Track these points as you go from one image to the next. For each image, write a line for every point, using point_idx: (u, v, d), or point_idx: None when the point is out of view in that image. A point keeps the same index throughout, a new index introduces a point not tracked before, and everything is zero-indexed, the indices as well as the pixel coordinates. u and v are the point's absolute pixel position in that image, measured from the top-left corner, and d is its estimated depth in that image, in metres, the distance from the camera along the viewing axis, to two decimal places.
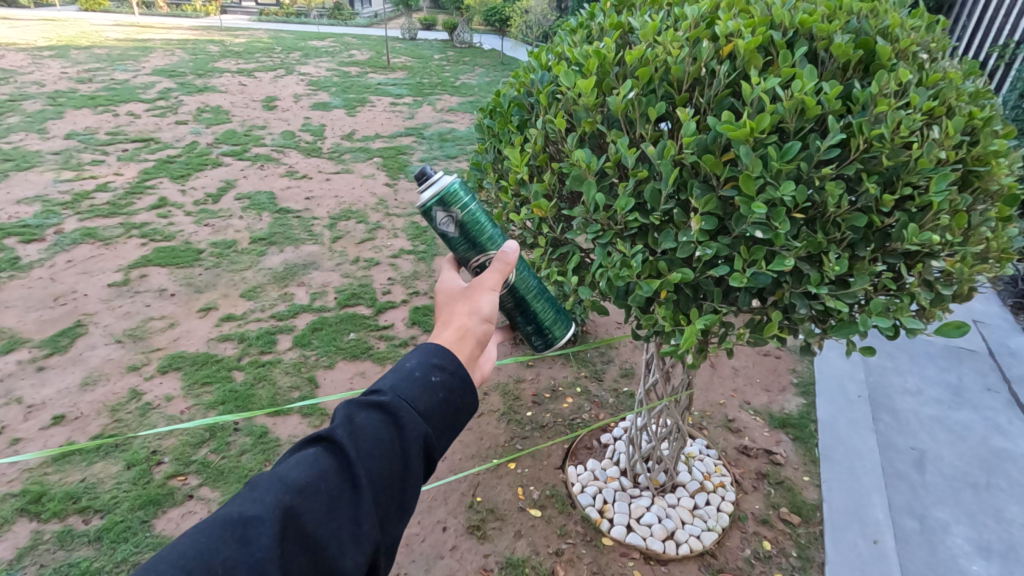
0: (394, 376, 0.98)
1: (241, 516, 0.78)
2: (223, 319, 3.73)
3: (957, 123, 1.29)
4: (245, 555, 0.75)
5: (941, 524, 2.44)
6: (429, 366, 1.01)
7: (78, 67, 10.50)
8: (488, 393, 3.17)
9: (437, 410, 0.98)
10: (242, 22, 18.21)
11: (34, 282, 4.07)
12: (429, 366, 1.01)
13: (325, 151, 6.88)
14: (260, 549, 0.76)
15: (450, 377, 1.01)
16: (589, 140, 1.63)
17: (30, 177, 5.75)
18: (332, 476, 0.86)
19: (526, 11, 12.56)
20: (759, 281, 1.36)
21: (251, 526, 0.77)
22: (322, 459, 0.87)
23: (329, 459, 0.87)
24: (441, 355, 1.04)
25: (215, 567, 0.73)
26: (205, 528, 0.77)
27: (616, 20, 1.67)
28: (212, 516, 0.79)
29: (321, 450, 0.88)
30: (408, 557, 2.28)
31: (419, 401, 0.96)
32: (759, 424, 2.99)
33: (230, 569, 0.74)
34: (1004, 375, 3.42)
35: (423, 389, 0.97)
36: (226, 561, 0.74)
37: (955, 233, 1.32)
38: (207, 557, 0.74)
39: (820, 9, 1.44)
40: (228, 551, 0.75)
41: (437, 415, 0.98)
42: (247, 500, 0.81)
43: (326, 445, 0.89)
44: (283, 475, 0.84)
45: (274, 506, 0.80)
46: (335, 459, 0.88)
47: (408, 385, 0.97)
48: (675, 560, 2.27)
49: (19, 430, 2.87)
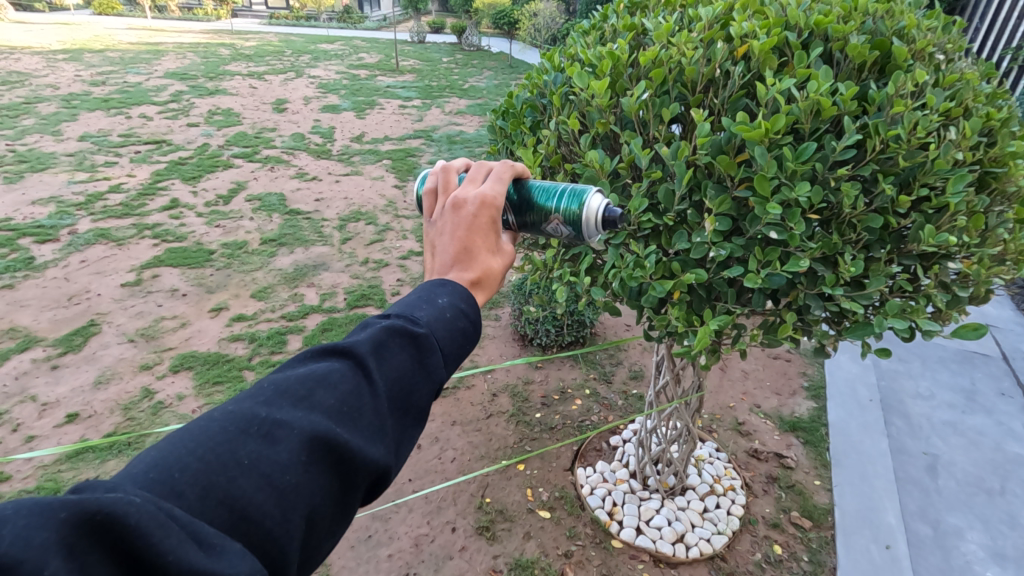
0: (425, 309, 0.93)
1: (268, 415, 0.75)
2: (234, 319, 3.76)
3: (975, 123, 1.27)
4: (270, 454, 0.72)
5: (954, 530, 2.41)
6: (457, 309, 0.95)
7: (92, 69, 10.66)
8: (497, 395, 3.18)
9: (460, 352, 0.93)
10: (253, 25, 18.39)
11: (49, 282, 4.12)
12: (458, 309, 0.95)
13: (334, 153, 6.92)
14: (285, 451, 0.72)
15: (471, 325, 0.96)
16: (602, 141, 1.63)
17: (45, 178, 5.82)
18: (356, 393, 0.81)
19: (535, 14, 12.62)
20: (773, 282, 1.35)
21: (279, 428, 0.74)
22: (347, 376, 0.83)
23: (354, 378, 0.83)
24: (468, 300, 0.97)
25: (241, 459, 0.70)
26: (229, 421, 0.74)
27: (629, 22, 1.68)
28: (235, 412, 0.76)
29: (348, 368, 0.84)
30: (418, 557, 2.28)
31: (446, 341, 0.91)
32: (770, 427, 2.98)
33: (254, 465, 0.70)
34: (1019, 380, 3.38)
35: (450, 330, 0.92)
36: (252, 456, 0.71)
37: (972, 235, 1.30)
38: (232, 448, 0.71)
39: (835, 10, 1.44)
40: (253, 447, 0.72)
41: (459, 356, 0.94)
42: (272, 403, 0.78)
43: (350, 364, 0.85)
44: (308, 385, 0.80)
45: (301, 415, 0.76)
46: (359, 378, 0.83)
47: (437, 322, 0.92)
48: (685, 563, 2.25)
49: (34, 428, 2.90)
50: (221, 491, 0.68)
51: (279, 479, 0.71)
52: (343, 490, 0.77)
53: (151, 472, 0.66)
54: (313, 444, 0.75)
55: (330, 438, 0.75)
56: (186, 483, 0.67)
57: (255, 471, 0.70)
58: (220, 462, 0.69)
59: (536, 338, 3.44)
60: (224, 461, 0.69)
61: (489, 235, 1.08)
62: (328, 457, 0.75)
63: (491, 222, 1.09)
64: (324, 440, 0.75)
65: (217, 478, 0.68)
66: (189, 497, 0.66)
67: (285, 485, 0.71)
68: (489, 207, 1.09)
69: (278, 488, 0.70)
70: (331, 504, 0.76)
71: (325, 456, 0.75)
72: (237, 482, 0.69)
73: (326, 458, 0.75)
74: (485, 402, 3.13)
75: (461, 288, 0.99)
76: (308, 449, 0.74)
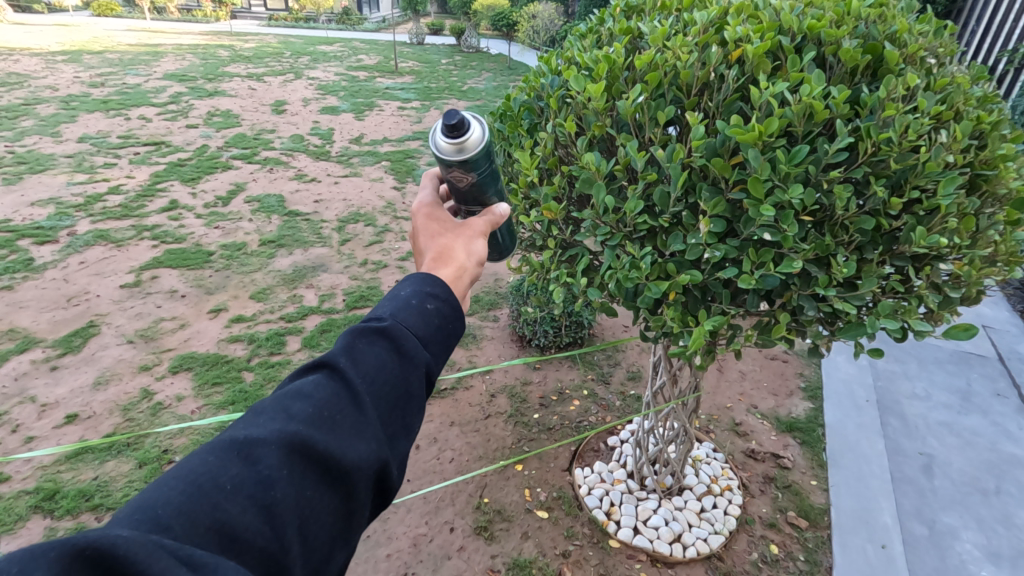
0: (391, 305, 0.95)
1: (245, 438, 0.76)
2: (233, 320, 3.77)
3: (966, 127, 1.29)
4: (252, 472, 0.73)
5: (949, 529, 2.43)
6: (423, 296, 0.98)
7: (92, 70, 10.67)
8: (496, 395, 3.19)
9: (436, 334, 0.95)
10: (251, 27, 18.43)
11: (48, 283, 4.13)
12: (423, 294, 0.98)
13: (333, 154, 6.94)
14: (266, 467, 0.74)
15: (443, 304, 0.98)
16: (599, 143, 1.65)
17: (44, 179, 5.82)
18: (334, 397, 0.83)
19: (533, 15, 12.64)
20: (767, 283, 1.37)
21: (257, 446, 0.76)
22: (323, 383, 0.85)
23: (330, 384, 0.85)
24: (433, 283, 1.01)
25: (224, 484, 0.71)
26: (211, 449, 0.75)
27: (625, 25, 1.70)
28: (215, 441, 0.77)
29: (323, 376, 0.86)
30: (416, 557, 2.29)
31: (418, 328, 0.93)
32: (767, 428, 2.99)
33: (238, 486, 0.72)
34: (1015, 380, 3.40)
35: (420, 316, 0.94)
36: (234, 479, 0.72)
37: (963, 237, 1.32)
38: (214, 475, 0.72)
39: (828, 14, 1.46)
40: (234, 470, 0.73)
41: (436, 339, 0.96)
42: (252, 425, 0.79)
43: (326, 371, 0.87)
44: (284, 401, 0.82)
45: (278, 430, 0.78)
46: (335, 383, 0.85)
47: (406, 313, 0.94)
48: (682, 563, 2.27)
49: (33, 429, 2.91)
50: (207, 517, 0.68)
51: (264, 496, 0.73)
52: (337, 494, 0.79)
53: (133, 512, 0.67)
54: (293, 456, 0.77)
55: (308, 447, 0.77)
56: (170, 516, 0.67)
57: (240, 492, 0.71)
58: (202, 489, 0.70)
59: (535, 340, 3.46)
60: (206, 489, 0.70)
61: (433, 226, 1.16)
62: (312, 465, 0.77)
63: (428, 220, 1.17)
64: (303, 449, 0.77)
65: (202, 505, 0.69)
66: (175, 529, 0.66)
67: (271, 502, 0.73)
68: (421, 210, 1.20)
69: (265, 502, 0.72)
70: (329, 510, 0.78)
71: (307, 462, 0.77)
72: (222, 505, 0.70)
73: (308, 467, 0.77)
74: (484, 403, 3.14)
75: (419, 274, 1.02)
76: (290, 460, 0.76)
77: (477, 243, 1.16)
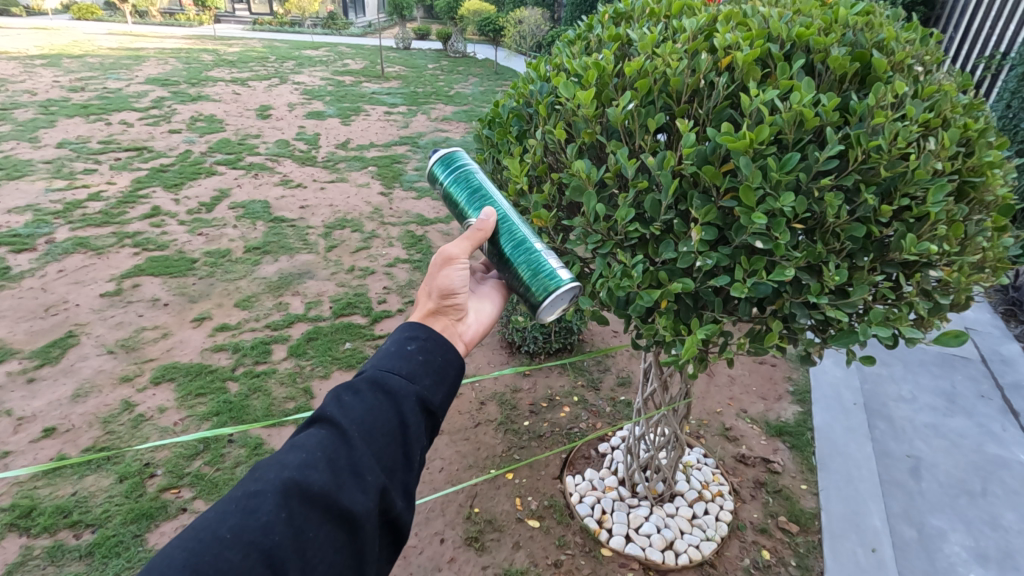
0: (376, 356, 1.06)
1: (244, 493, 0.83)
2: (217, 329, 3.71)
3: (953, 134, 1.30)
4: (251, 520, 0.80)
5: (938, 532, 2.44)
6: (404, 340, 1.09)
7: (71, 75, 10.47)
8: (485, 403, 3.16)
9: (420, 367, 1.05)
10: (235, 31, 18.32)
11: (25, 292, 4.03)
12: (404, 339, 1.09)
13: (320, 159, 6.89)
14: (265, 513, 0.81)
15: (425, 341, 1.09)
16: (588, 151, 1.62)
17: (21, 185, 5.70)
18: (327, 440, 0.91)
19: (520, 21, 12.80)
20: (759, 291, 1.35)
21: (255, 497, 0.83)
22: (314, 433, 0.93)
23: (322, 431, 0.93)
24: (416, 329, 1.12)
25: (224, 535, 0.78)
26: (215, 507, 0.83)
27: (614, 32, 1.68)
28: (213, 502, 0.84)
29: (316, 429, 0.94)
30: (405, 570, 2.26)
31: (402, 367, 1.03)
32: (756, 432, 3.00)
33: (238, 536, 0.78)
34: (997, 382, 3.45)
35: (405, 359, 1.05)
36: (235, 528, 0.79)
37: (953, 243, 1.32)
38: (215, 528, 0.79)
39: (816, 22, 1.47)
40: (234, 520, 0.80)
41: (422, 373, 1.04)
42: (251, 480, 0.86)
43: (319, 423, 0.95)
44: (282, 453, 0.90)
45: (274, 479, 0.85)
46: (327, 429, 0.93)
47: (389, 359, 1.04)
48: (675, 571, 2.26)
49: (8, 443, 2.82)
50: (211, 568, 0.75)
51: (263, 540, 0.79)
52: (339, 528, 0.85)
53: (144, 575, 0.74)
54: (289, 499, 0.83)
55: (304, 489, 0.84)
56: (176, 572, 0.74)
57: (240, 540, 0.78)
58: (204, 544, 0.77)
59: (524, 346, 3.44)
60: (208, 544, 0.77)
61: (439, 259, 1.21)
62: (308, 504, 0.84)
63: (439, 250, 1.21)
64: (298, 492, 0.84)
65: (204, 558, 0.75)
66: None
67: (270, 544, 0.79)
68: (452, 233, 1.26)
69: (264, 547, 0.79)
70: (332, 543, 0.84)
71: (305, 503, 0.84)
72: (223, 554, 0.76)
73: (306, 507, 0.84)
74: (473, 410, 3.11)
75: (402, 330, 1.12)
76: (286, 504, 0.83)
77: (458, 271, 1.20)
